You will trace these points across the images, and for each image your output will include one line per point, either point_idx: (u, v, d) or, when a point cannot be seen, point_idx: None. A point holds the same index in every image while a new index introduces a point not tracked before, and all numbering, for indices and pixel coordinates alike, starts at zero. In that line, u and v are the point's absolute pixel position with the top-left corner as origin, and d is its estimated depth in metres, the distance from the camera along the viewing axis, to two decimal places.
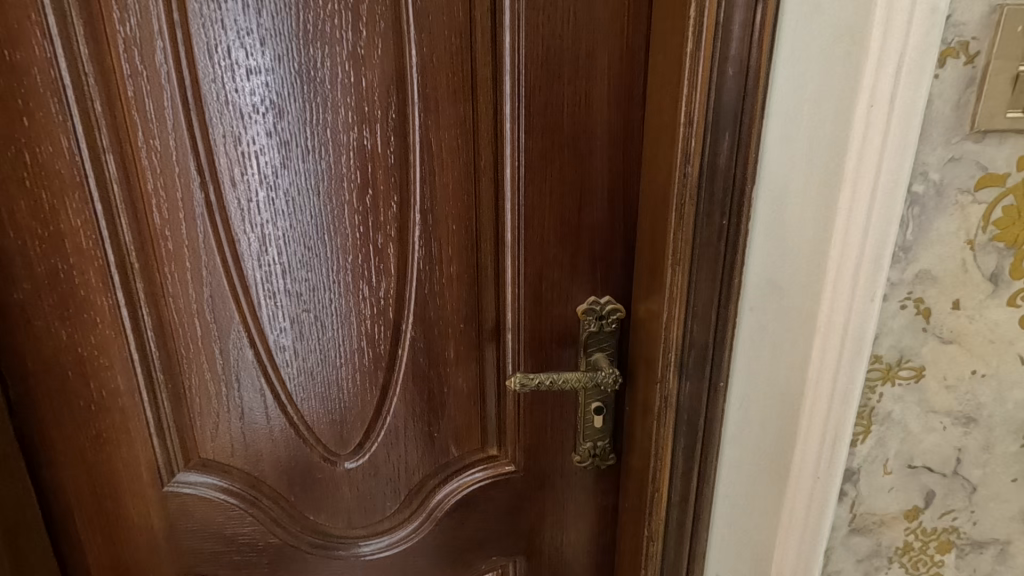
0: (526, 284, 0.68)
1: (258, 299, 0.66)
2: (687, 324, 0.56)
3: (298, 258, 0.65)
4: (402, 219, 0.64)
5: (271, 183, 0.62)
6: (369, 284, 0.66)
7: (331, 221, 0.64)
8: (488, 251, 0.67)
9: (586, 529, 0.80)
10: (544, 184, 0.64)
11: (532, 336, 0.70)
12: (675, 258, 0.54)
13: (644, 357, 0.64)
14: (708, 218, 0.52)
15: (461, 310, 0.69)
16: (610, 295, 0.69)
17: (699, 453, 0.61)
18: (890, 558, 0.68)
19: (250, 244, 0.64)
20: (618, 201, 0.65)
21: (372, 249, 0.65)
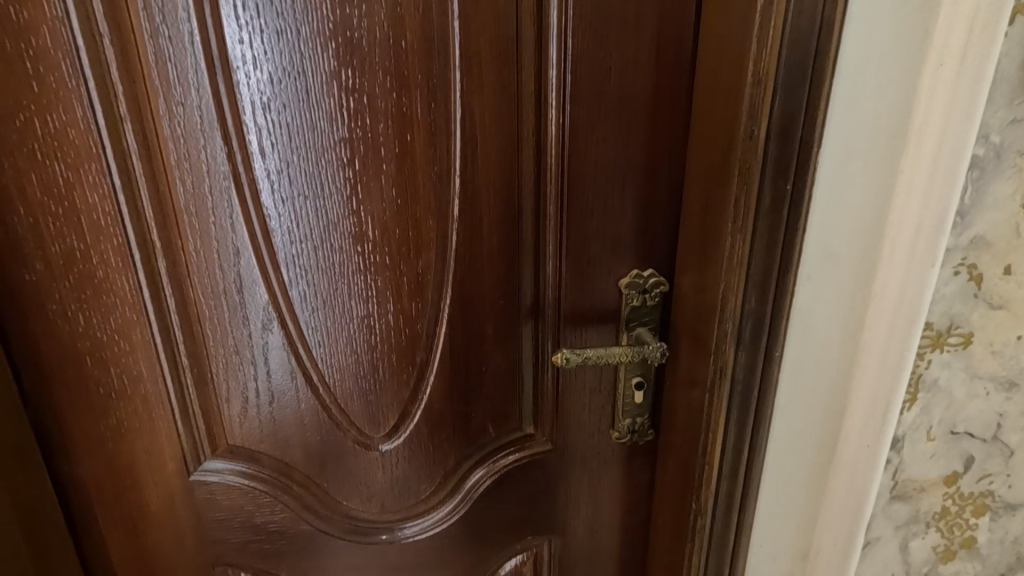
0: (568, 257, 0.65)
1: (289, 277, 0.63)
2: (745, 294, 0.55)
3: (332, 234, 0.62)
4: (442, 191, 0.62)
5: (303, 153, 0.58)
6: (406, 259, 0.63)
7: (366, 195, 0.60)
8: (530, 224, 0.64)
9: (621, 507, 0.79)
10: (590, 152, 0.62)
11: (573, 312, 0.68)
12: (737, 226, 0.53)
13: (690, 332, 0.62)
14: (773, 182, 0.51)
15: (500, 286, 0.66)
16: (652, 268, 0.67)
17: (751, 424, 0.60)
18: (928, 524, 0.69)
19: (281, 218, 0.61)
20: (663, 171, 0.64)
21: (411, 223, 0.62)
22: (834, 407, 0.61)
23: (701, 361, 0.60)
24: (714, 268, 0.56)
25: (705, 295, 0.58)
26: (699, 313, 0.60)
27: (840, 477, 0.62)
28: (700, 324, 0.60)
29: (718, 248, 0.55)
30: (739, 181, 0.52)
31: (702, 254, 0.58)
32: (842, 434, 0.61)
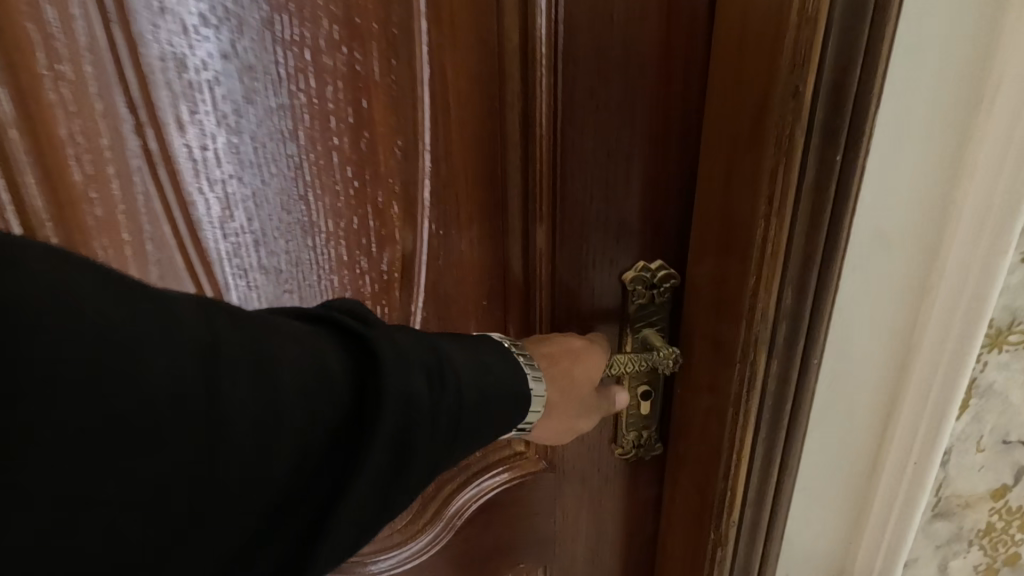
0: (564, 248, 0.55)
1: (224, 278, 0.51)
2: (781, 290, 0.45)
3: (276, 224, 0.50)
4: (409, 171, 0.51)
5: (232, 123, 0.47)
6: (367, 253, 0.52)
7: (317, 175, 0.49)
8: (517, 209, 0.54)
9: (626, 529, 0.70)
10: (587, 121, 0.51)
11: (569, 313, 0.57)
12: (775, 208, 0.43)
13: (707, 334, 0.52)
14: (819, 151, 0.41)
15: (482, 283, 0.56)
16: (661, 260, 0.57)
17: (782, 443, 0.51)
18: (970, 542, 0.61)
19: (208, 207, 0.49)
20: (674, 144, 0.53)
21: (373, 209, 0.51)
22: (876, 417, 0.52)
23: (723, 370, 0.51)
24: (738, 259, 0.46)
25: (728, 292, 0.48)
26: (716, 312, 0.50)
27: (885, 496, 0.54)
28: (721, 326, 0.50)
29: (748, 235, 0.45)
30: (777, 152, 0.41)
31: (722, 242, 0.48)
32: (885, 446, 0.53)
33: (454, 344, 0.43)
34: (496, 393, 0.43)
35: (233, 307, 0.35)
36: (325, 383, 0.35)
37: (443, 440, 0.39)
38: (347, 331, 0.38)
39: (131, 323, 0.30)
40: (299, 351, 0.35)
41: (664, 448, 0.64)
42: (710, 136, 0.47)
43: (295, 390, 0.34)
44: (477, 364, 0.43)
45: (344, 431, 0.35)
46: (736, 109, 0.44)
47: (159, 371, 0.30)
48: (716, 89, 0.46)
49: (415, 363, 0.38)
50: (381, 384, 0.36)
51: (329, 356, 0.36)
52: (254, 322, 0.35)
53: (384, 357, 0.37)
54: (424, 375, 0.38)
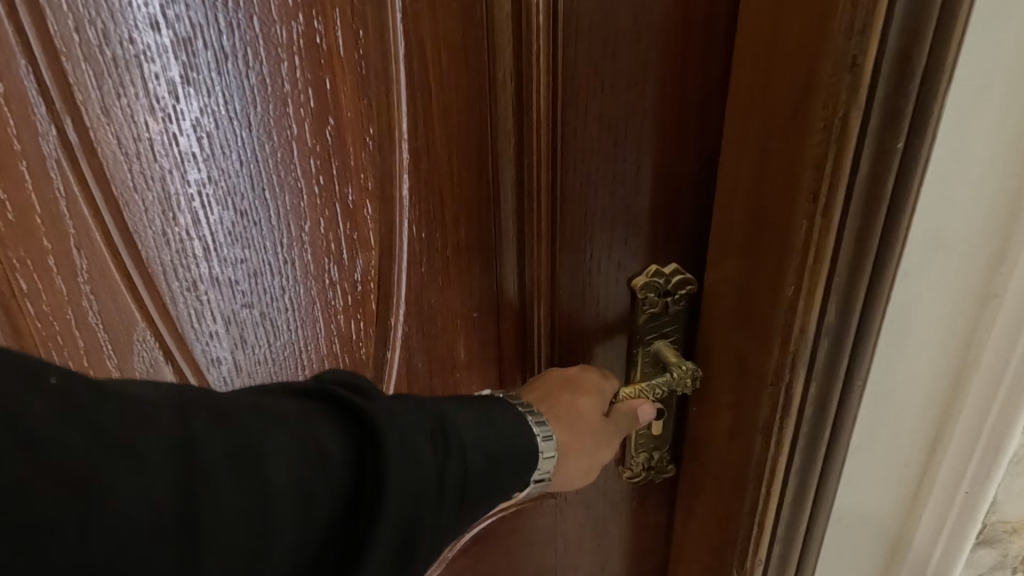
0: (566, 252, 0.47)
1: (169, 292, 0.43)
2: (825, 300, 0.38)
3: (228, 229, 0.42)
4: (385, 163, 0.43)
5: (169, 107, 0.38)
6: (339, 259, 0.45)
7: (274, 170, 0.41)
8: (512, 206, 0.47)
9: (633, 556, 0.64)
10: (593, 103, 0.43)
11: (571, 324, 0.50)
12: (823, 206, 0.36)
13: (732, 349, 0.45)
14: (877, 137, 0.34)
15: (472, 292, 0.49)
16: (676, 263, 0.49)
17: (818, 471, 0.45)
18: (1015, 569, 0.56)
19: (147, 208, 0.41)
20: (693, 128, 0.45)
21: (344, 208, 0.44)
22: (924, 440, 0.46)
23: (750, 391, 0.44)
24: (768, 265, 0.40)
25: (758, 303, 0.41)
26: (741, 325, 0.43)
27: (930, 525, 0.48)
28: (749, 342, 0.43)
29: (784, 238, 0.38)
30: (829, 139, 0.34)
31: (753, 246, 0.41)
32: (932, 472, 0.47)
33: (466, 416, 0.39)
34: (502, 455, 0.39)
35: (206, 396, 0.30)
36: (322, 472, 0.30)
37: (452, 517, 0.35)
38: (340, 404, 0.33)
39: (89, 439, 0.25)
40: (290, 441, 0.30)
41: (677, 470, 0.56)
42: (736, 120, 0.40)
43: (289, 490, 0.29)
44: (482, 424, 0.39)
45: (344, 523, 0.31)
46: (774, 86, 0.36)
47: (130, 491, 0.25)
48: (743, 65, 0.38)
49: (426, 450, 0.34)
50: (385, 467, 0.31)
51: (325, 440, 0.31)
52: (231, 410, 0.30)
53: (385, 434, 0.32)
54: (429, 448, 0.34)
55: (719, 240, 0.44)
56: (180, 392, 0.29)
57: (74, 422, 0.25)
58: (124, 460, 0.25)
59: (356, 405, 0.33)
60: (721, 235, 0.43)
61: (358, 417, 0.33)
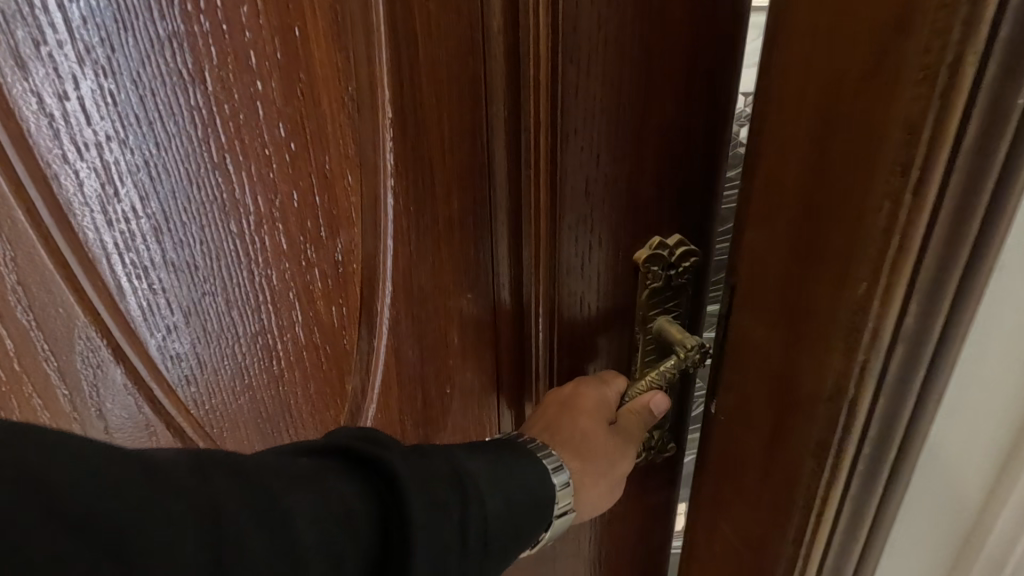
0: (567, 226, 0.44)
1: (116, 281, 0.36)
2: (906, 301, 0.33)
3: (186, 205, 0.36)
4: (366, 128, 0.38)
5: (104, 53, 0.31)
6: (316, 239, 0.40)
7: (237, 135, 0.35)
8: (507, 176, 0.43)
9: (631, 540, 0.63)
10: (597, 60, 0.39)
11: (571, 303, 0.47)
12: (913, 183, 0.30)
13: (776, 351, 0.40)
14: (997, 98, 0.28)
15: (464, 271, 0.45)
16: (679, 233, 0.46)
17: (880, 492, 0.40)
18: None
19: (79, 181, 0.33)
20: (702, 86, 0.41)
21: (321, 180, 0.38)
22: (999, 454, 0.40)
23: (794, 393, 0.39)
24: (833, 257, 0.35)
25: (817, 295, 0.36)
26: (786, 324, 0.39)
27: (991, 555, 0.43)
28: (802, 343, 0.38)
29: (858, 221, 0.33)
30: (931, 94, 0.28)
31: (801, 235, 0.37)
32: (996, 501, 0.41)
33: (478, 464, 0.38)
34: (518, 497, 0.38)
35: (230, 457, 0.29)
36: (346, 529, 0.31)
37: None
38: (363, 462, 0.33)
39: (117, 509, 0.24)
40: (316, 501, 0.30)
41: (677, 447, 0.55)
42: (812, 82, 0.34)
43: (315, 547, 0.29)
44: (501, 473, 0.38)
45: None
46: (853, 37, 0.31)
47: (157, 566, 0.24)
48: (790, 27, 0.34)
49: (444, 502, 0.34)
50: (410, 531, 0.31)
51: (350, 497, 0.31)
52: (256, 473, 0.29)
53: (410, 497, 0.32)
54: (452, 505, 0.34)
55: (758, 228, 0.40)
56: (206, 454, 0.29)
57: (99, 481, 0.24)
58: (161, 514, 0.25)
59: (381, 464, 0.33)
60: (764, 220, 0.39)
61: (383, 476, 0.33)
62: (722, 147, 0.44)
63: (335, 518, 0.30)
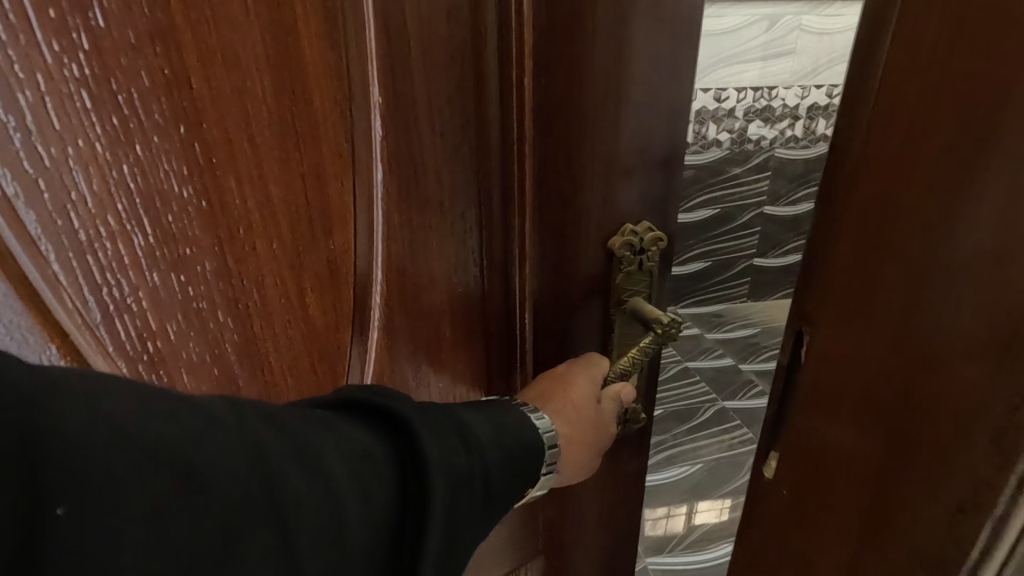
0: (547, 216, 0.47)
1: (92, 316, 0.30)
2: None
3: (180, 218, 0.32)
4: (359, 128, 0.39)
5: (73, 42, 0.27)
6: (304, 245, 0.37)
7: (224, 136, 0.32)
8: (492, 172, 0.45)
9: (608, 511, 0.66)
10: (574, 66, 0.42)
11: (555, 290, 0.50)
12: None
13: (866, 471, 0.29)
14: None
15: (453, 267, 0.47)
16: (647, 219, 0.49)
17: None
18: None
19: (53, 196, 0.28)
20: (672, 83, 0.44)
21: (312, 179, 0.37)
22: None
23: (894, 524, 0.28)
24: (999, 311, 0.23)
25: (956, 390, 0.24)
26: (889, 439, 0.28)
27: None
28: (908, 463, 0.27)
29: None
30: None
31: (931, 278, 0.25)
32: None
33: (482, 421, 0.37)
34: (517, 450, 0.38)
35: (253, 403, 0.28)
36: (369, 474, 0.29)
37: (475, 534, 0.33)
38: (373, 413, 0.32)
39: (160, 427, 0.23)
40: (338, 446, 0.28)
41: (648, 418, 0.59)
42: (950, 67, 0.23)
43: (342, 484, 0.27)
44: (500, 427, 0.38)
45: (386, 542, 0.29)
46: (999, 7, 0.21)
47: (195, 486, 0.23)
48: (904, 44, 0.24)
49: (452, 444, 0.33)
50: (428, 481, 0.30)
51: (367, 443, 0.30)
52: (282, 418, 0.28)
53: (424, 440, 0.31)
54: (459, 450, 0.33)
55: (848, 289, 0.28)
56: (238, 399, 0.27)
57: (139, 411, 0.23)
58: (198, 440, 0.23)
59: (390, 411, 0.31)
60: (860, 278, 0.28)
61: (393, 423, 0.31)
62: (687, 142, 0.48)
63: (358, 462, 0.29)
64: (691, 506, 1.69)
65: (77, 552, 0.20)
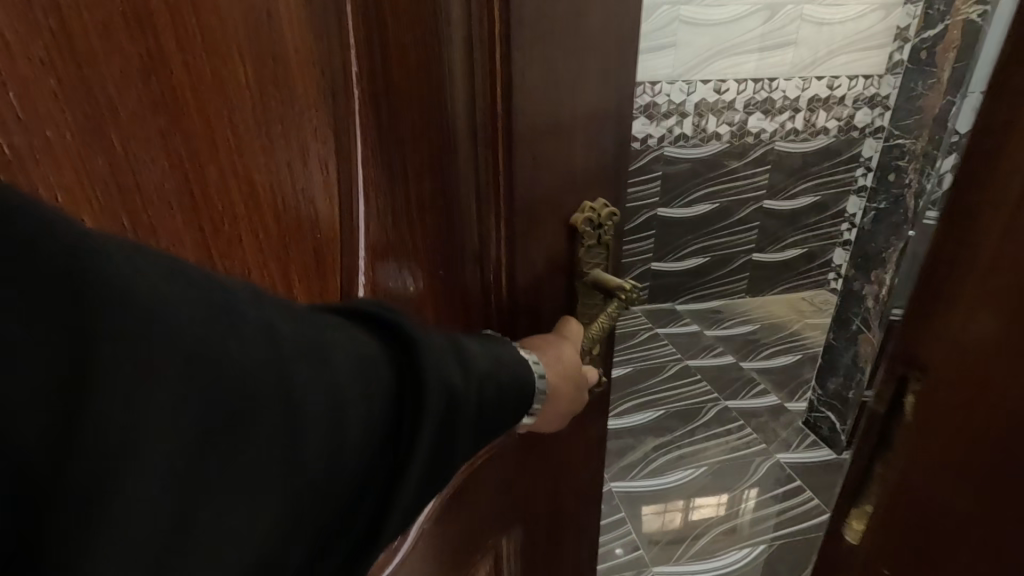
0: (517, 205, 0.53)
1: None
2: None
3: (162, 211, 0.31)
4: (338, 115, 0.42)
5: (38, 22, 0.25)
6: (293, 236, 0.40)
7: (207, 124, 0.33)
8: (467, 164, 0.52)
9: (571, 465, 0.78)
10: (539, 73, 0.48)
11: (526, 272, 0.57)
12: None
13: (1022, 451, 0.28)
14: None
15: (436, 245, 0.54)
16: (603, 198, 0.57)
17: None
18: None
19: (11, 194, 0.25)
20: (609, 80, 0.52)
21: (299, 165, 0.39)
22: None
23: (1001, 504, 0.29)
24: None
25: None
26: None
27: None
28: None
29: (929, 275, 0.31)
30: None
31: None
32: None
33: (475, 355, 0.41)
34: (503, 384, 0.43)
35: (274, 301, 0.31)
36: (372, 381, 0.33)
37: (462, 449, 0.39)
38: (381, 327, 0.36)
39: (188, 312, 0.25)
40: (352, 354, 0.33)
41: (608, 380, 0.68)
42: None
43: (350, 390, 0.31)
44: (491, 362, 0.42)
45: (384, 441, 0.33)
46: None
47: (217, 376, 0.25)
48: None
49: (446, 361, 0.38)
50: (426, 394, 0.34)
51: (375, 360, 0.34)
52: (299, 316, 0.31)
53: (424, 357, 0.35)
54: (456, 371, 0.38)
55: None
56: (259, 293, 0.30)
57: (171, 294, 0.25)
58: (221, 323, 0.27)
59: (395, 327, 0.36)
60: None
61: (398, 340, 0.36)
62: (627, 137, 0.56)
63: (364, 375, 0.32)
64: (690, 502, 1.64)
65: (111, 417, 0.22)
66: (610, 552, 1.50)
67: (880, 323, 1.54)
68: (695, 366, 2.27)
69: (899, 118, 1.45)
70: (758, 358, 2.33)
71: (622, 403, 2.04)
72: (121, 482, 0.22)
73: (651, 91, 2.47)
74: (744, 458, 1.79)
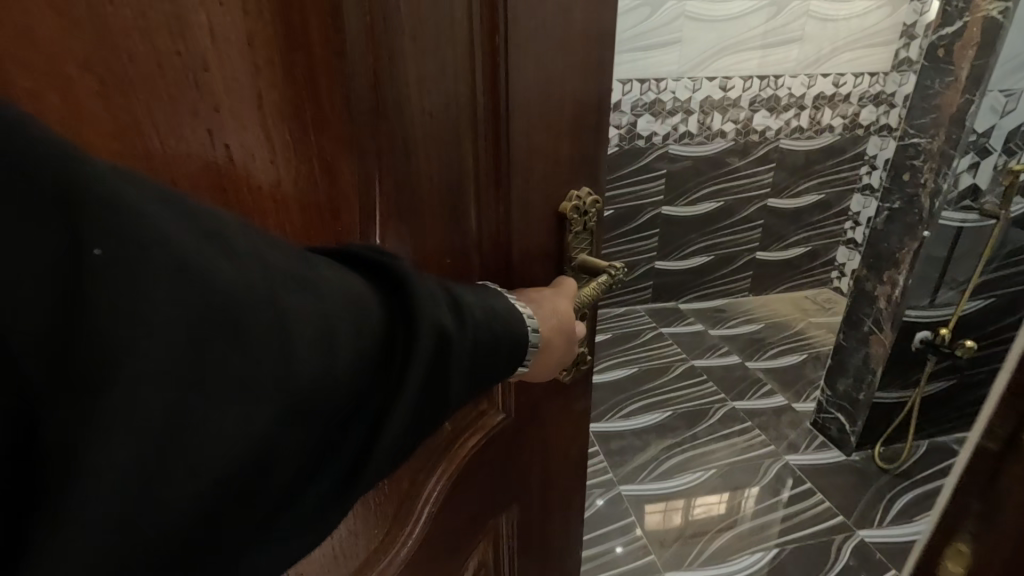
0: (512, 165, 0.53)
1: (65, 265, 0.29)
2: None
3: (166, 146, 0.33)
4: (361, 65, 0.40)
5: None
6: (296, 178, 0.39)
7: (206, 59, 0.32)
8: (476, 122, 0.50)
9: (565, 444, 0.79)
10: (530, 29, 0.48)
11: (520, 236, 0.57)
12: None
13: None
14: None
15: (446, 203, 0.50)
16: (587, 185, 0.60)
17: None
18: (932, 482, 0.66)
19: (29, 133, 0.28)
20: (598, 61, 0.55)
21: (304, 104, 0.38)
22: None
23: None
24: None
25: None
26: None
27: None
28: None
29: None
30: None
31: None
32: None
33: (469, 297, 0.39)
34: (498, 330, 0.40)
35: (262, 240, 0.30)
36: (360, 317, 0.31)
37: (455, 390, 0.37)
38: (367, 271, 0.35)
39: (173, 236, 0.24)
40: (341, 292, 0.31)
41: (591, 359, 0.73)
42: None
43: (339, 325, 0.30)
44: (488, 309, 0.41)
45: (373, 379, 0.32)
46: None
47: (202, 299, 0.24)
48: None
49: (437, 305, 0.35)
50: (414, 330, 0.33)
51: (363, 302, 0.32)
52: (286, 254, 0.30)
53: (413, 297, 0.34)
54: (447, 314, 0.36)
55: None
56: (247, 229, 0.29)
57: (156, 219, 0.24)
58: (208, 251, 0.26)
59: (386, 272, 0.35)
60: None
61: (390, 283, 0.35)
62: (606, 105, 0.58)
63: (353, 310, 0.31)
64: (690, 501, 1.63)
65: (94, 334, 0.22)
66: (611, 551, 1.48)
67: (892, 323, 1.53)
68: (701, 366, 2.25)
69: (913, 116, 1.42)
70: (764, 358, 2.31)
71: (628, 403, 2.03)
72: (110, 392, 0.22)
73: (657, 87, 2.44)
74: (756, 460, 1.77)
